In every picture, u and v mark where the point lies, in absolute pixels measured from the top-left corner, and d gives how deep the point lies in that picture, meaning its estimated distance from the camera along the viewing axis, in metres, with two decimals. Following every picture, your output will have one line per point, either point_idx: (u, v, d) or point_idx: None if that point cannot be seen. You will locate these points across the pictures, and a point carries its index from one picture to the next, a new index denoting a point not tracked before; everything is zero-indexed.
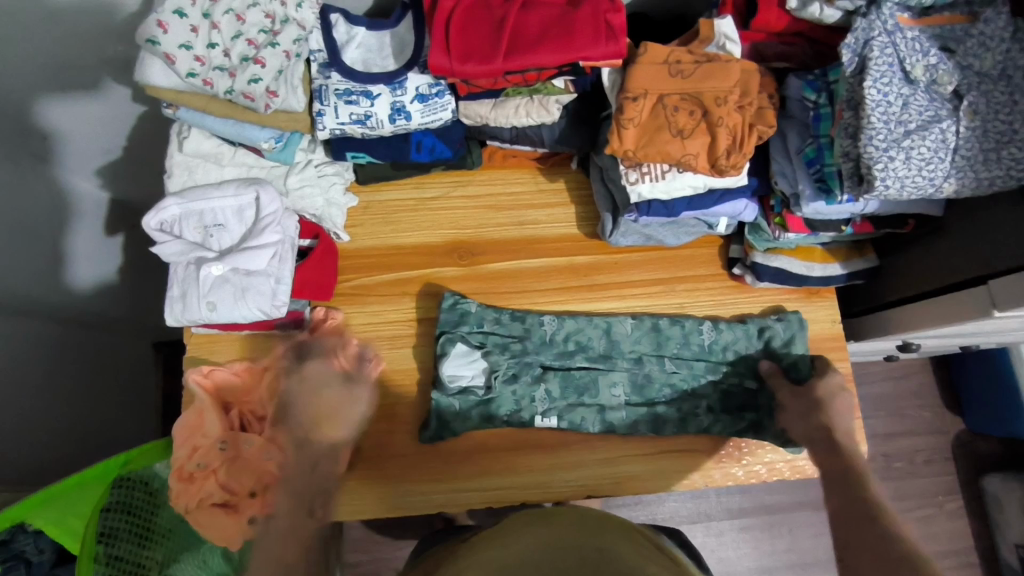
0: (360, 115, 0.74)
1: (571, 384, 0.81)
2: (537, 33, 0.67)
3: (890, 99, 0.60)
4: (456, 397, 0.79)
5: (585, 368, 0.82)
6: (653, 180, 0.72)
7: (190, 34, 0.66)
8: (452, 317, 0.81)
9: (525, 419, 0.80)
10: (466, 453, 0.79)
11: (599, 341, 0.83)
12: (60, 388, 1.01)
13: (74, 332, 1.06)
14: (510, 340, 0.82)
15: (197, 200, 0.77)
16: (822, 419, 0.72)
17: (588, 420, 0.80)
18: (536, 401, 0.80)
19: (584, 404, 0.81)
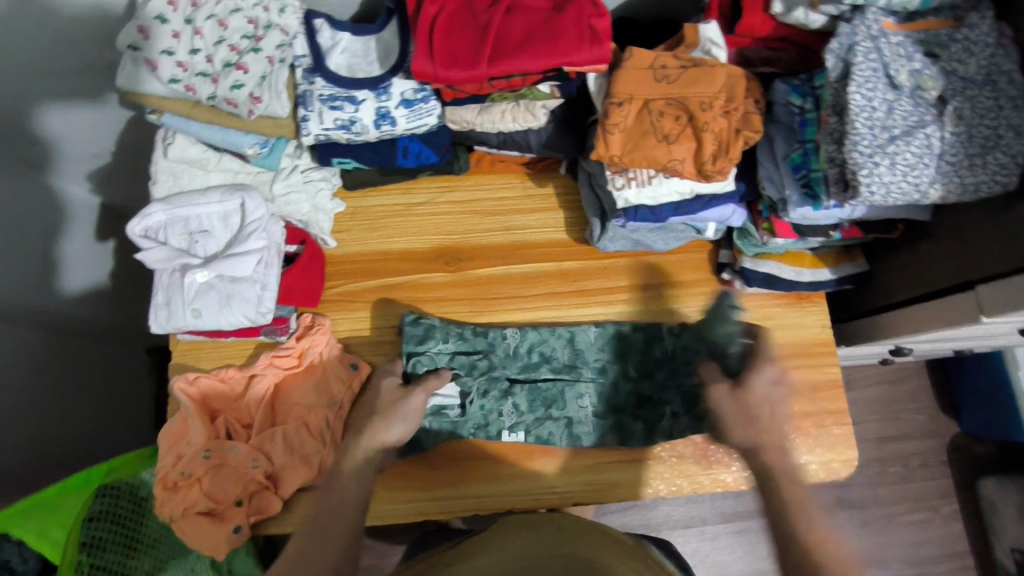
0: (345, 121, 0.73)
1: (539, 397, 0.81)
2: (523, 38, 0.67)
3: (875, 104, 0.59)
4: (429, 416, 0.79)
5: (551, 379, 0.82)
6: (640, 185, 0.72)
7: (173, 40, 0.66)
8: (417, 333, 0.81)
9: (493, 432, 0.79)
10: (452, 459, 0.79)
11: (564, 352, 0.83)
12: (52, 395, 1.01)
13: (68, 339, 1.06)
14: (474, 356, 0.82)
15: (182, 207, 0.76)
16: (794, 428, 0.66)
17: (557, 434, 0.80)
18: (504, 415, 0.80)
19: (552, 417, 0.81)
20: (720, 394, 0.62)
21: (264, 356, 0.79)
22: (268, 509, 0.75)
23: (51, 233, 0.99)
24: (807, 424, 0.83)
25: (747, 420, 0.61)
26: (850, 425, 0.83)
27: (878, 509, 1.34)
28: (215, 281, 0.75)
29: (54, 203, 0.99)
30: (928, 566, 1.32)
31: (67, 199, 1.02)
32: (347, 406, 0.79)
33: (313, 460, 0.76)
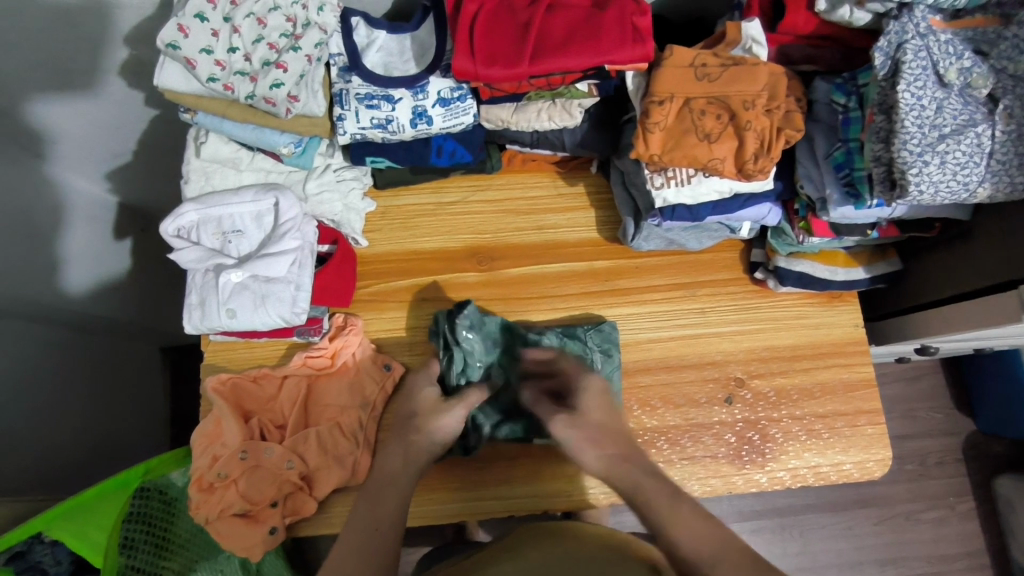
0: (382, 119, 0.73)
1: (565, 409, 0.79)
2: (563, 37, 0.66)
3: (924, 103, 0.59)
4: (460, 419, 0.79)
5: None
6: (679, 185, 0.71)
7: (211, 38, 0.66)
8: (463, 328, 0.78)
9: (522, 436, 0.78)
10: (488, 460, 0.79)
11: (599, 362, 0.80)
12: (70, 394, 1.01)
13: (83, 339, 1.06)
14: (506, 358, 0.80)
15: (215, 206, 0.76)
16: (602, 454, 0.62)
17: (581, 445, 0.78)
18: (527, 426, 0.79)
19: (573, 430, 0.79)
20: (559, 424, 0.65)
21: (297, 356, 0.79)
22: (303, 510, 0.74)
23: (70, 233, 0.99)
24: (840, 423, 0.82)
25: (601, 435, 0.63)
26: (883, 425, 0.83)
27: (896, 507, 1.34)
28: (249, 281, 0.75)
29: (72, 203, 0.99)
30: (946, 564, 1.32)
31: (82, 199, 1.02)
32: (381, 405, 0.79)
33: (347, 461, 0.76)
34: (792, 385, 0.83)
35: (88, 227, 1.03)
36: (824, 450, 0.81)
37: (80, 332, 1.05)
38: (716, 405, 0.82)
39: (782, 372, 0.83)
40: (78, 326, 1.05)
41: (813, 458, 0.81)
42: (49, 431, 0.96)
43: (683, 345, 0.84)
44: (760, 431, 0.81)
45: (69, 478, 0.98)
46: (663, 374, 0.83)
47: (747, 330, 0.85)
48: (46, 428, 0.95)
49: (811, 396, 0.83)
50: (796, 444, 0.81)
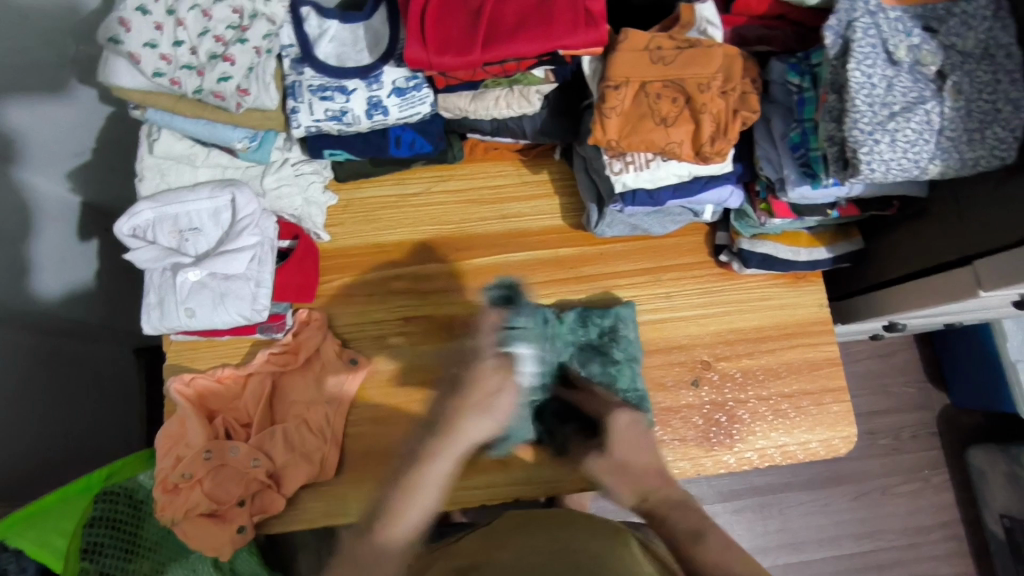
0: (336, 111, 0.72)
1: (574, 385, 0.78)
2: (515, 23, 0.65)
3: (874, 81, 0.59)
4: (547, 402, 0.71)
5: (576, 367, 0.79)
6: (637, 169, 0.71)
7: (155, 32, 0.64)
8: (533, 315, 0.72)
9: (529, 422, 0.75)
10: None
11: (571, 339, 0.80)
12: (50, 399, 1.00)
13: (65, 344, 1.06)
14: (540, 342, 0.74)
15: (171, 204, 0.75)
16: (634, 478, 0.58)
17: None
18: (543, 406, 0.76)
19: None
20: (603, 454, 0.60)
21: (261, 354, 0.79)
22: (271, 508, 0.74)
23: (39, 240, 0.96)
24: (806, 402, 0.83)
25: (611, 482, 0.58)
26: (849, 403, 0.84)
27: (870, 482, 1.36)
28: (207, 279, 0.74)
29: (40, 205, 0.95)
30: (922, 536, 1.35)
31: (53, 200, 0.97)
32: (349, 399, 0.79)
33: (315, 457, 0.75)
34: (758, 365, 0.84)
35: (57, 229, 1.00)
36: (791, 429, 0.83)
37: (61, 339, 1.04)
38: (683, 389, 0.83)
39: (748, 353, 0.84)
40: (61, 329, 1.04)
41: (780, 437, 0.82)
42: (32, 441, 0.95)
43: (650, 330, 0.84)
44: (728, 412, 0.82)
45: (45, 483, 0.97)
46: None
47: (712, 313, 0.85)
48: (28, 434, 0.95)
49: (777, 375, 0.84)
50: (763, 424, 0.82)
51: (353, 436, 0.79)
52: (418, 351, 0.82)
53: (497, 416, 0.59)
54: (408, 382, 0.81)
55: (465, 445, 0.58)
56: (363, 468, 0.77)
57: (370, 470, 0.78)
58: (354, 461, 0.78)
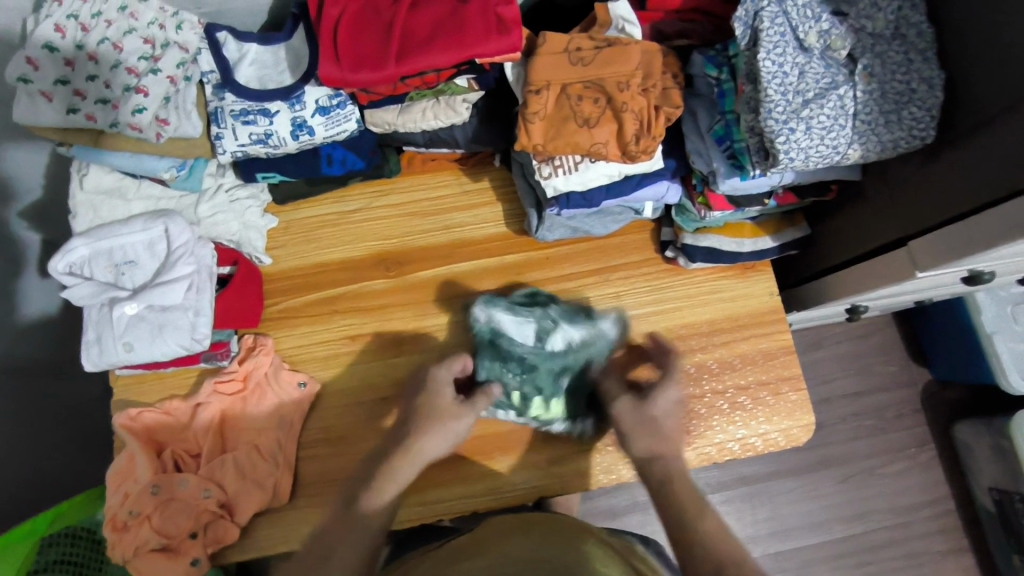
0: (260, 134, 0.71)
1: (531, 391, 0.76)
2: (428, 34, 0.64)
3: (786, 70, 0.59)
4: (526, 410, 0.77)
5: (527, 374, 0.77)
6: (566, 173, 0.71)
7: (65, 69, 0.64)
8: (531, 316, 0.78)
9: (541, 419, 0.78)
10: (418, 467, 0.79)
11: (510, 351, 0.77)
12: (53, 444, 0.95)
13: (66, 386, 1.01)
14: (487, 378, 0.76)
15: (104, 238, 0.74)
16: (651, 444, 0.67)
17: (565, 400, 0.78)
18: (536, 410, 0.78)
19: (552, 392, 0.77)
20: (625, 408, 0.70)
21: (207, 383, 0.78)
22: (226, 537, 0.73)
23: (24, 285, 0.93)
24: (764, 393, 0.82)
25: (652, 429, 0.68)
26: (807, 390, 0.83)
27: (855, 464, 1.36)
28: (145, 312, 0.73)
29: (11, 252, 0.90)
30: (911, 514, 1.34)
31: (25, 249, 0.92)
32: (298, 424, 0.78)
33: (267, 483, 0.75)
34: (712, 359, 0.83)
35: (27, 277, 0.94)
36: (750, 421, 0.82)
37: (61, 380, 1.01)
38: None
39: (702, 348, 0.84)
40: (59, 368, 1.00)
41: (740, 430, 0.82)
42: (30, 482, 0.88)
43: None
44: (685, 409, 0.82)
45: None
46: None
47: (663, 309, 0.85)
48: (25, 481, 0.89)
49: (733, 367, 0.83)
50: (721, 418, 0.82)
51: (305, 458, 0.78)
52: (366, 370, 0.81)
53: (452, 435, 0.68)
54: (360, 400, 0.80)
55: (423, 459, 0.66)
56: (317, 492, 0.77)
57: (325, 494, 0.77)
58: (308, 484, 0.77)
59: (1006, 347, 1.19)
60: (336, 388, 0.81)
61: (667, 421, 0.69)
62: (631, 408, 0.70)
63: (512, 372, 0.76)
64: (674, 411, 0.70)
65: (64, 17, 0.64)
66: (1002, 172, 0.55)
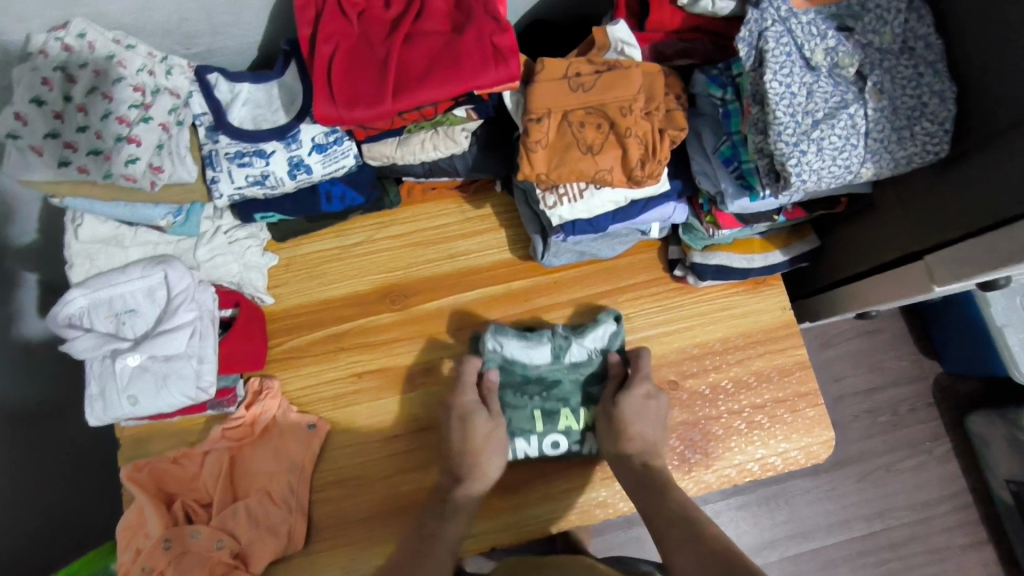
0: (257, 176, 0.70)
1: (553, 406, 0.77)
2: (423, 69, 0.63)
3: (793, 90, 0.57)
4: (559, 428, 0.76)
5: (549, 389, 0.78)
6: (572, 201, 0.69)
7: (53, 121, 0.61)
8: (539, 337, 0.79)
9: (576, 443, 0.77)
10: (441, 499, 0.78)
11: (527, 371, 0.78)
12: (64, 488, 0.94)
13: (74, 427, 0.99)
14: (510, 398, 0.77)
15: (103, 288, 0.72)
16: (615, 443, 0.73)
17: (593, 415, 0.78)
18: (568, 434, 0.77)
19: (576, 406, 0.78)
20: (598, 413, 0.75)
21: (214, 430, 0.76)
22: None
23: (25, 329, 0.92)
24: (781, 411, 0.81)
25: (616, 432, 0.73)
26: (823, 406, 0.81)
27: (872, 462, 1.34)
28: (149, 362, 0.71)
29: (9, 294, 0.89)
30: (930, 509, 1.32)
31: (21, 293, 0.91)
32: (310, 466, 0.76)
33: (281, 530, 0.73)
34: (727, 379, 0.82)
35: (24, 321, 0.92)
36: (768, 440, 0.80)
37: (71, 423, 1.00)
38: None
39: (715, 368, 0.82)
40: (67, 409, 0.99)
41: (758, 450, 0.80)
42: (43, 532, 0.86)
43: None
44: (702, 431, 0.80)
45: None
46: None
47: (674, 330, 0.83)
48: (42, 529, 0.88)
49: (748, 386, 0.82)
50: (739, 439, 0.80)
51: (319, 501, 0.76)
52: (376, 407, 0.80)
53: (501, 458, 0.73)
54: (372, 438, 0.79)
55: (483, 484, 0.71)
56: (334, 536, 0.75)
57: (341, 537, 0.75)
58: (323, 528, 0.76)
59: (1017, 339, 1.16)
60: (347, 426, 0.79)
61: (632, 422, 0.72)
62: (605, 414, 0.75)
63: (534, 394, 0.77)
64: (640, 405, 0.73)
65: (50, 69, 0.61)
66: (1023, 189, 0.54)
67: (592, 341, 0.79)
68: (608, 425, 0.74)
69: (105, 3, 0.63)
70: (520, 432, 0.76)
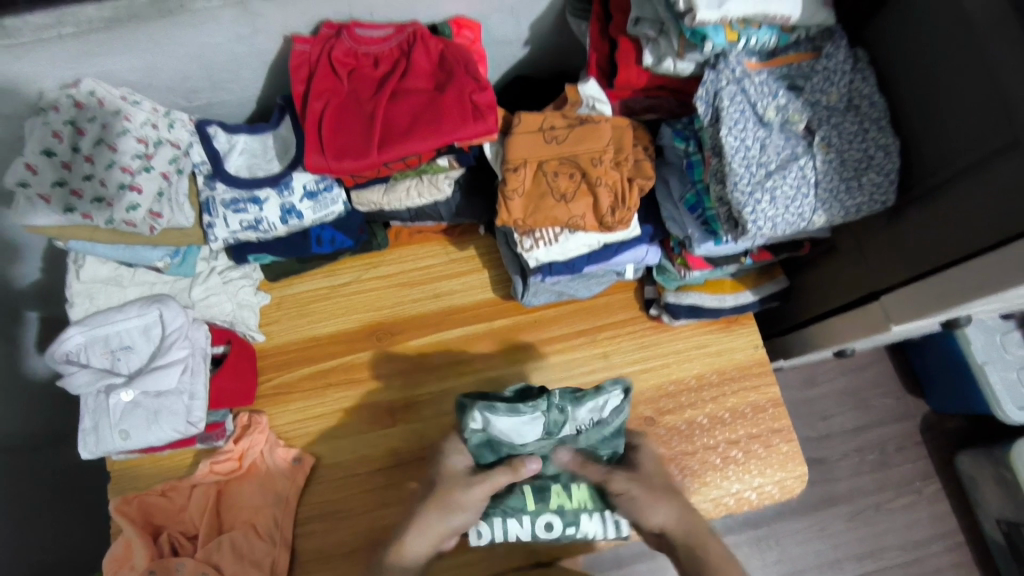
0: (251, 222, 0.74)
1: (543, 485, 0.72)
2: (408, 123, 0.68)
3: (748, 144, 0.62)
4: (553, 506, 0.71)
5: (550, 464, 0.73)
6: (547, 244, 0.74)
7: (62, 171, 0.66)
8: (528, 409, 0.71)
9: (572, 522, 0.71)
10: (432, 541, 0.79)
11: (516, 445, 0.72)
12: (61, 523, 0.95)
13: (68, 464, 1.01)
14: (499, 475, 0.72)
15: (100, 326, 0.75)
16: (659, 515, 0.69)
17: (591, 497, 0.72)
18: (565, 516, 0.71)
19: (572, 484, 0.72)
20: (622, 482, 0.70)
21: (201, 465, 0.78)
22: None
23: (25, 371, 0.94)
24: (756, 446, 0.83)
25: (649, 497, 0.70)
26: (797, 441, 0.84)
27: (862, 501, 1.34)
28: (141, 398, 0.74)
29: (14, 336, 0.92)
30: (922, 550, 1.31)
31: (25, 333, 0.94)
32: (295, 498, 0.78)
33: (264, 563, 0.75)
34: (703, 415, 0.84)
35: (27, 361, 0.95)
36: (743, 475, 0.82)
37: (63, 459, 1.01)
38: None
39: (691, 404, 0.85)
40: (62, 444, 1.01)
41: (734, 485, 0.82)
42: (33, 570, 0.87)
43: None
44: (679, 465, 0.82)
45: None
46: None
47: (650, 367, 0.86)
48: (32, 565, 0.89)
49: (723, 422, 0.84)
50: (715, 474, 0.82)
51: (304, 535, 0.78)
52: (360, 444, 0.82)
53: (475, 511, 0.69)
54: (358, 471, 0.81)
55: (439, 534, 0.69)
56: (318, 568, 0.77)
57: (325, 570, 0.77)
58: (305, 560, 0.77)
59: (998, 377, 1.15)
60: (334, 460, 0.81)
61: (652, 503, 0.69)
62: (623, 488, 0.70)
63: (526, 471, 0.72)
64: (650, 484, 0.71)
65: (61, 123, 0.66)
66: (976, 231, 0.57)
67: (592, 411, 0.73)
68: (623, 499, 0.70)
69: (116, 63, 0.68)
70: (512, 512, 0.71)
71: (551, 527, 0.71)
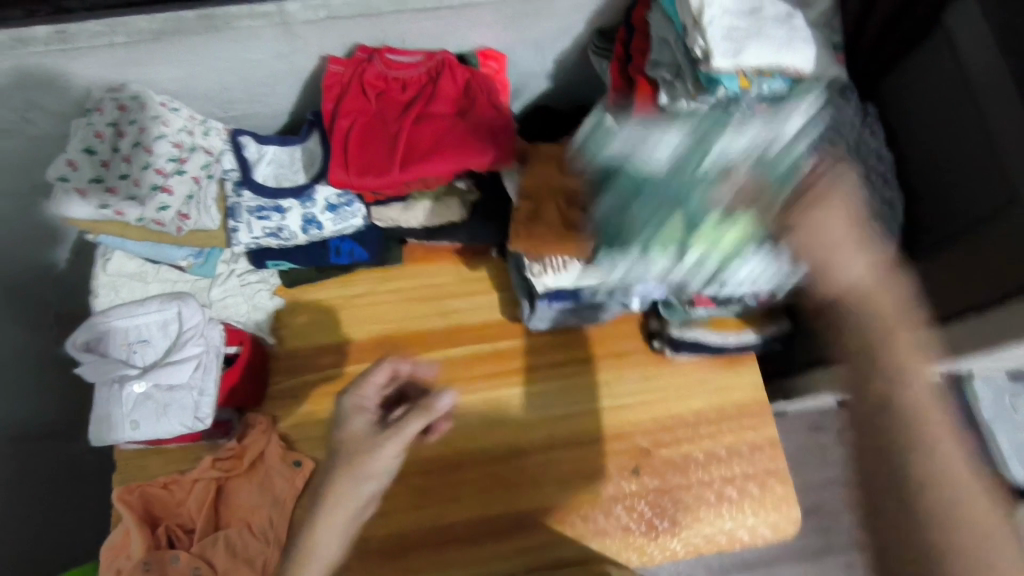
0: (273, 228, 0.78)
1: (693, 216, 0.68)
2: (430, 146, 0.71)
3: (753, 190, 0.64)
4: (714, 259, 0.70)
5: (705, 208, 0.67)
6: (555, 271, 0.76)
7: (100, 169, 0.70)
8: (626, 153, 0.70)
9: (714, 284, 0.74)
10: (432, 539, 0.80)
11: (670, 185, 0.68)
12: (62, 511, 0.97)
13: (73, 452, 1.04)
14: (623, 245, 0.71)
15: (121, 318, 0.78)
16: (861, 268, 0.57)
17: (726, 244, 0.69)
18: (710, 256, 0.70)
19: (722, 219, 0.68)
20: (801, 239, 0.58)
21: (205, 459, 0.80)
22: None
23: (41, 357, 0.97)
24: (750, 485, 0.84)
25: (831, 250, 0.57)
26: (792, 484, 0.84)
27: None
28: (152, 390, 0.77)
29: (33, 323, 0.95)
30: None
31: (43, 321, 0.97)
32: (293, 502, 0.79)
33: (257, 561, 0.76)
34: (699, 450, 0.85)
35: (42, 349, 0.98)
36: (736, 513, 0.82)
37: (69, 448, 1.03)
38: (623, 478, 0.83)
39: (688, 438, 0.85)
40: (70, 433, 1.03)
41: (725, 522, 0.82)
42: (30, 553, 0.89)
43: (590, 417, 0.86)
44: (671, 498, 0.83)
45: None
46: (573, 450, 0.84)
47: (650, 399, 0.87)
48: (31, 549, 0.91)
49: (719, 459, 0.84)
50: (708, 509, 0.82)
51: None
52: None
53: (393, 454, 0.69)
54: None
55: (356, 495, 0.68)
56: None
57: None
58: None
59: None
60: None
61: (813, 237, 0.58)
62: (804, 222, 0.59)
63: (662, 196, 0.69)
64: (832, 223, 0.58)
65: (104, 124, 0.70)
66: None
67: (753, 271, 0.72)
68: (792, 226, 0.59)
69: (160, 72, 0.72)
70: (656, 245, 0.70)
71: (727, 277, 0.72)
